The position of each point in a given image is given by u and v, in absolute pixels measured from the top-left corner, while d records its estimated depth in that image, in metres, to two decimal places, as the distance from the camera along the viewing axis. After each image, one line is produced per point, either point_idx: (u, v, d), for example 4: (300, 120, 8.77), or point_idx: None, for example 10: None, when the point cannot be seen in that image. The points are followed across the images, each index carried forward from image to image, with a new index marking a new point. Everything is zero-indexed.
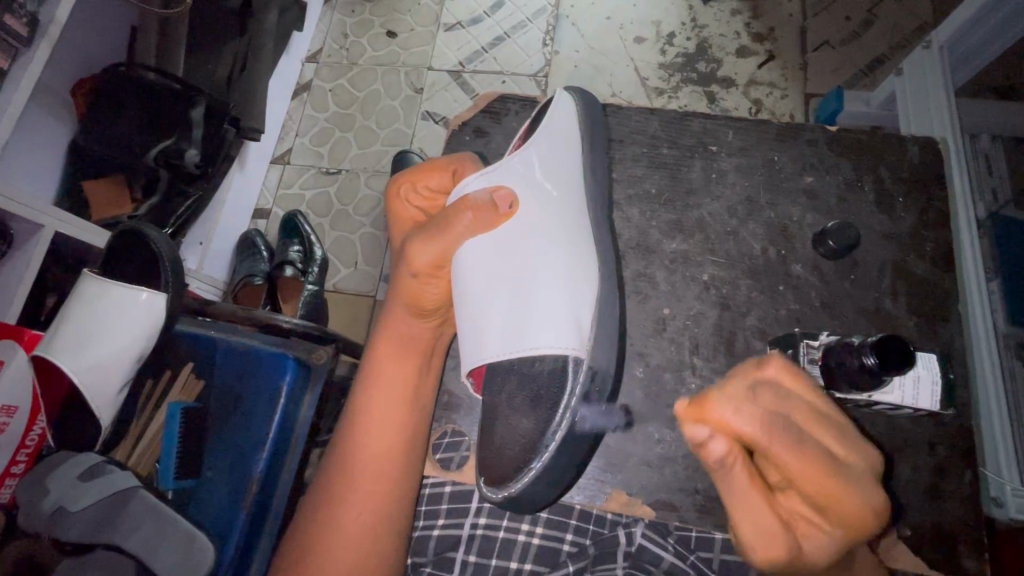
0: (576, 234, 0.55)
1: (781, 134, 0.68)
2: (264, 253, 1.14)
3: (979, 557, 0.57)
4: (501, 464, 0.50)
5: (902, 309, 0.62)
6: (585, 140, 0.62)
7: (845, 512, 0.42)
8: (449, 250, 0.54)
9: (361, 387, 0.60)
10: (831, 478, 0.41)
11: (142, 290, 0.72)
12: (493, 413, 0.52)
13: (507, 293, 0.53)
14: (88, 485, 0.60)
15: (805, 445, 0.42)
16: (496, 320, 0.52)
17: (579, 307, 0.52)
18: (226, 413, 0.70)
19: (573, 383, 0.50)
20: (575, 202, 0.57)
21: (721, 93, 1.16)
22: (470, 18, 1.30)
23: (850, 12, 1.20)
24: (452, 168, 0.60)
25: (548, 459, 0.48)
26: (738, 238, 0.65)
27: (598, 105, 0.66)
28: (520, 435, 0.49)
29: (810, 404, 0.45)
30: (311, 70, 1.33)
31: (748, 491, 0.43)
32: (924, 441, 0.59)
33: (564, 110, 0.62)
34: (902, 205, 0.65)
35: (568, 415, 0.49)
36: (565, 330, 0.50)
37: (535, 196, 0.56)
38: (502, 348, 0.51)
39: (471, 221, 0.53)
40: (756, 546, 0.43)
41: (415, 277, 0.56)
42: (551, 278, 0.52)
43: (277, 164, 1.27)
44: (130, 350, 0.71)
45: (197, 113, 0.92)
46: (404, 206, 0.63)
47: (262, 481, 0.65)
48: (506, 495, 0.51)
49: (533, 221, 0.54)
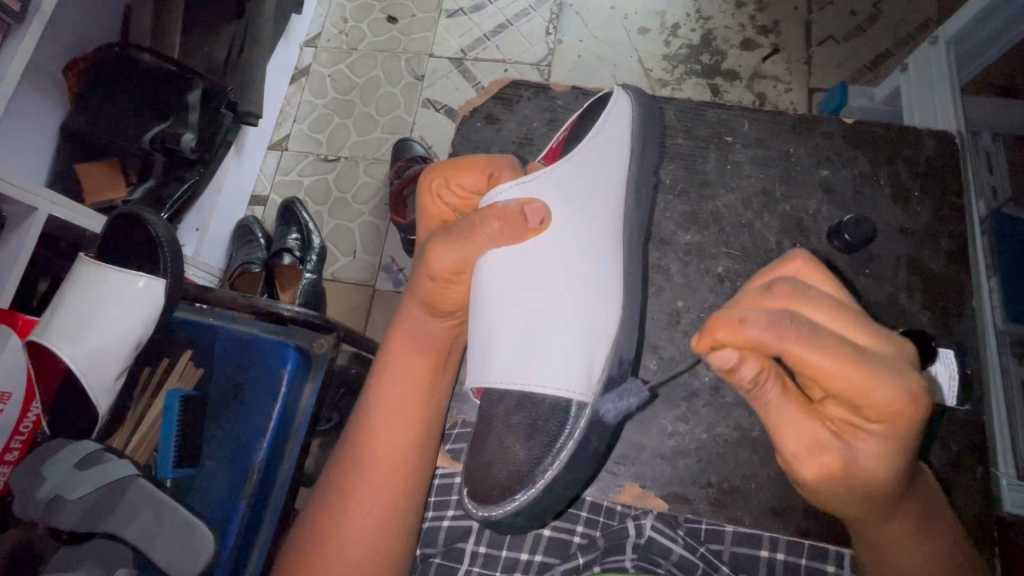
0: (601, 265, 0.54)
1: (796, 126, 0.67)
2: (261, 241, 1.12)
3: (990, 552, 0.57)
4: (486, 485, 0.49)
5: (916, 305, 0.62)
6: (638, 151, 0.61)
7: (877, 399, 0.38)
8: (471, 257, 0.52)
9: (377, 388, 0.58)
10: (857, 367, 0.38)
11: (140, 276, 0.70)
12: (485, 427, 0.50)
13: (521, 313, 0.51)
14: (85, 474, 0.57)
15: (823, 335, 0.38)
16: (506, 340, 0.50)
17: (592, 345, 0.51)
18: (225, 402, 0.69)
19: (573, 426, 0.49)
20: (605, 227, 0.56)
21: (724, 86, 1.16)
22: (473, 5, 1.28)
23: (855, 7, 1.19)
24: (487, 170, 0.55)
25: (535, 493, 0.47)
26: (753, 230, 0.64)
27: (653, 107, 0.65)
28: (510, 462, 0.48)
29: (834, 303, 0.41)
30: (310, 54, 1.30)
31: (783, 403, 0.42)
32: (934, 437, 0.59)
33: (615, 119, 0.60)
34: (918, 199, 0.65)
35: (569, 446, 0.48)
36: (572, 373, 0.49)
37: (568, 215, 0.54)
38: (509, 375, 0.49)
39: (497, 231, 0.50)
40: (802, 458, 0.42)
41: (433, 280, 0.54)
42: (570, 313, 0.51)
43: (275, 149, 1.25)
44: (128, 335, 0.69)
45: (194, 96, 0.90)
46: (435, 202, 0.58)
47: (263, 470, 0.65)
48: (485, 516, 0.49)
49: (562, 243, 0.53)
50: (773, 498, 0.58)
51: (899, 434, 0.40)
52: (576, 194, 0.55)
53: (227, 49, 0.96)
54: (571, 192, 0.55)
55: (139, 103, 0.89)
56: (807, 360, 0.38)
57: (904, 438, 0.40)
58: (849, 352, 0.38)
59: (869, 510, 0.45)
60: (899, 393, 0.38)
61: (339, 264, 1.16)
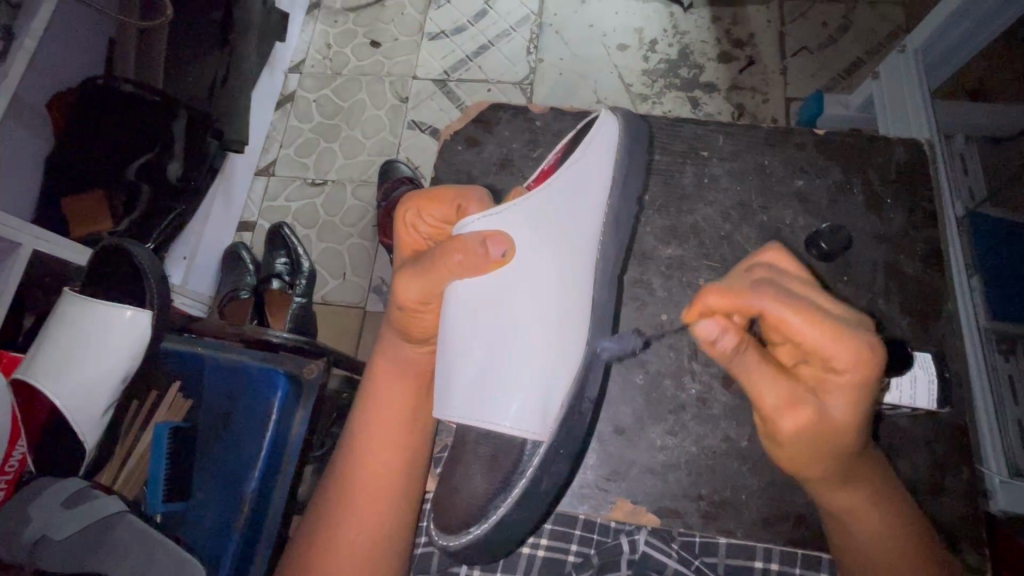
0: (565, 299, 0.54)
1: (770, 138, 0.69)
2: (250, 266, 1.12)
3: (979, 552, 0.57)
4: (448, 515, 0.52)
5: (894, 309, 0.63)
6: (617, 173, 0.61)
7: (834, 354, 0.40)
8: (437, 286, 0.52)
9: (359, 417, 0.58)
10: (822, 321, 0.40)
11: (126, 307, 0.70)
12: (456, 455, 0.54)
13: (482, 346, 0.52)
14: (73, 511, 0.57)
15: (790, 297, 0.42)
16: (466, 372, 0.51)
17: (551, 382, 0.52)
18: (215, 433, 0.68)
19: (528, 460, 0.51)
20: (573, 257, 0.56)
21: (703, 99, 1.18)
22: (454, 27, 1.30)
23: (826, 18, 1.22)
24: (457, 202, 0.55)
25: (486, 529, 0.49)
26: (733, 242, 0.65)
27: (635, 125, 0.64)
28: (469, 495, 0.51)
29: (798, 277, 0.45)
30: (295, 80, 1.32)
31: (762, 368, 0.43)
32: (918, 441, 0.60)
33: (597, 146, 0.60)
34: (891, 206, 0.66)
35: (521, 483, 0.50)
36: (529, 410, 0.50)
37: (533, 248, 0.54)
38: (468, 409, 0.50)
39: (459, 263, 0.50)
40: (783, 414, 0.42)
41: (400, 309, 0.54)
42: (531, 349, 0.52)
43: (262, 175, 1.25)
44: (116, 369, 0.69)
45: (179, 125, 0.93)
46: (409, 231, 0.58)
47: (255, 499, 0.64)
48: (444, 546, 0.52)
49: (527, 276, 0.53)
50: (764, 508, 0.58)
51: (865, 382, 0.41)
52: (544, 225, 0.55)
53: (212, 78, 0.98)
54: (540, 223, 0.55)
55: (124, 136, 0.90)
56: (779, 315, 0.41)
57: (868, 384, 0.41)
58: (811, 309, 0.41)
59: (837, 472, 0.46)
60: (859, 355, 0.40)
61: (329, 287, 1.16)
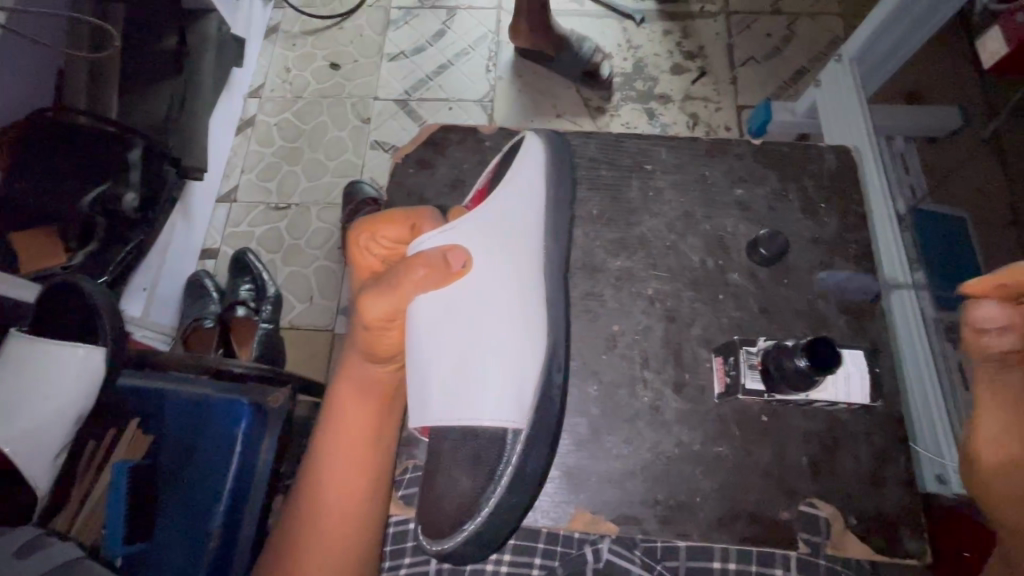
0: (528, 296, 0.56)
1: (711, 150, 0.72)
2: (213, 295, 1.10)
3: (920, 538, 0.59)
4: (438, 519, 0.52)
5: (833, 309, 0.65)
6: (561, 180, 0.62)
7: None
8: (404, 303, 0.52)
9: (324, 440, 0.57)
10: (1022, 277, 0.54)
11: (79, 345, 0.67)
12: (436, 463, 0.53)
13: (453, 352, 0.54)
14: (26, 562, 0.54)
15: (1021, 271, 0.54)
16: (442, 381, 0.53)
17: (524, 374, 0.53)
18: (179, 469, 0.67)
19: (511, 451, 0.52)
20: (530, 256, 0.58)
21: (659, 110, 1.22)
22: (414, 48, 1.32)
23: (771, 30, 1.28)
24: (410, 223, 0.56)
25: (481, 523, 0.50)
26: (678, 251, 0.67)
27: (562, 141, 0.66)
28: (458, 493, 0.51)
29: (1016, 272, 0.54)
30: (254, 105, 1.31)
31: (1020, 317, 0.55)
32: (860, 434, 0.61)
33: (530, 158, 0.62)
34: (825, 210, 0.69)
35: (508, 471, 0.51)
36: (507, 400, 0.52)
37: (489, 256, 0.56)
38: (448, 413, 0.52)
39: (423, 278, 0.51)
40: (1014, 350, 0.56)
41: (368, 328, 0.53)
42: (502, 345, 0.54)
43: (223, 202, 1.24)
44: (69, 409, 0.65)
45: (134, 156, 0.90)
46: (363, 255, 0.58)
47: (222, 535, 0.63)
48: (440, 549, 0.52)
49: (487, 281, 0.55)
50: (718, 509, 0.59)
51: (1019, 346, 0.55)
52: (498, 233, 0.57)
53: (167, 107, 0.99)
54: (493, 234, 0.57)
55: (73, 167, 0.85)
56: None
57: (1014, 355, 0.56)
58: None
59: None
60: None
61: (296, 312, 1.15)
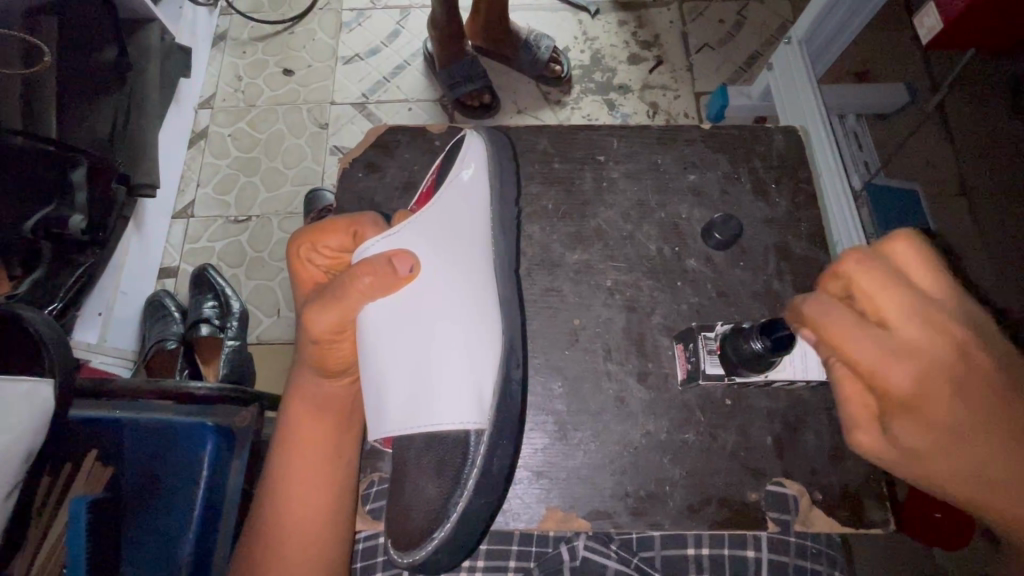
0: (480, 294, 0.55)
1: (662, 138, 0.72)
2: (175, 313, 1.07)
3: (882, 507, 0.61)
4: (406, 530, 0.51)
5: (789, 288, 0.66)
6: (507, 176, 0.62)
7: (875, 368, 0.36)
8: (351, 313, 0.51)
9: (282, 462, 0.56)
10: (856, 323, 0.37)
11: (22, 379, 0.59)
12: (401, 471, 0.53)
13: (407, 357, 0.52)
14: None
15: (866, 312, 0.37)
16: (396, 387, 0.52)
17: (481, 373, 0.53)
18: (144, 498, 0.65)
19: (474, 453, 0.51)
20: (479, 254, 0.57)
21: (619, 100, 1.22)
22: (368, 49, 1.29)
23: (722, 15, 1.30)
24: (351, 229, 0.55)
25: (449, 529, 0.50)
26: (636, 241, 0.67)
27: (502, 134, 0.65)
28: (424, 504, 0.50)
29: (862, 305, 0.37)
30: (206, 115, 1.27)
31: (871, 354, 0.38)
32: (821, 409, 0.63)
33: (472, 153, 0.61)
34: (776, 191, 0.70)
35: (474, 473, 0.51)
36: (465, 403, 0.51)
37: (437, 256, 0.55)
38: (405, 420, 0.51)
39: (368, 286, 0.50)
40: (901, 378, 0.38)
41: (316, 343, 0.52)
42: (456, 347, 0.52)
43: (179, 218, 1.19)
44: (19, 454, 0.58)
45: (79, 173, 0.84)
46: (305, 266, 0.57)
47: (194, 563, 0.61)
48: (411, 561, 0.51)
49: (436, 282, 0.54)
50: (688, 496, 0.59)
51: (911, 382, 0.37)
52: (445, 232, 0.56)
53: (111, 123, 0.95)
54: (440, 233, 0.56)
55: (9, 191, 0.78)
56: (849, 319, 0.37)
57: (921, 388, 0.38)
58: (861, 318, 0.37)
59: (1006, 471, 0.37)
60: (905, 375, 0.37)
61: (263, 326, 1.12)
